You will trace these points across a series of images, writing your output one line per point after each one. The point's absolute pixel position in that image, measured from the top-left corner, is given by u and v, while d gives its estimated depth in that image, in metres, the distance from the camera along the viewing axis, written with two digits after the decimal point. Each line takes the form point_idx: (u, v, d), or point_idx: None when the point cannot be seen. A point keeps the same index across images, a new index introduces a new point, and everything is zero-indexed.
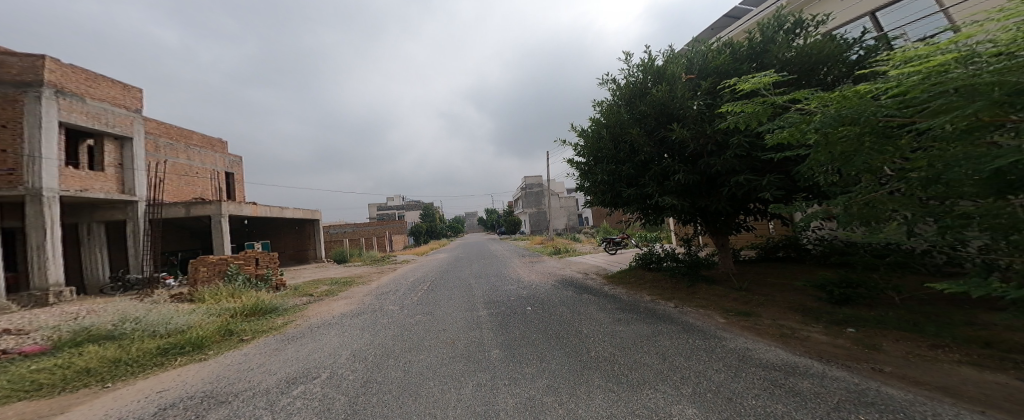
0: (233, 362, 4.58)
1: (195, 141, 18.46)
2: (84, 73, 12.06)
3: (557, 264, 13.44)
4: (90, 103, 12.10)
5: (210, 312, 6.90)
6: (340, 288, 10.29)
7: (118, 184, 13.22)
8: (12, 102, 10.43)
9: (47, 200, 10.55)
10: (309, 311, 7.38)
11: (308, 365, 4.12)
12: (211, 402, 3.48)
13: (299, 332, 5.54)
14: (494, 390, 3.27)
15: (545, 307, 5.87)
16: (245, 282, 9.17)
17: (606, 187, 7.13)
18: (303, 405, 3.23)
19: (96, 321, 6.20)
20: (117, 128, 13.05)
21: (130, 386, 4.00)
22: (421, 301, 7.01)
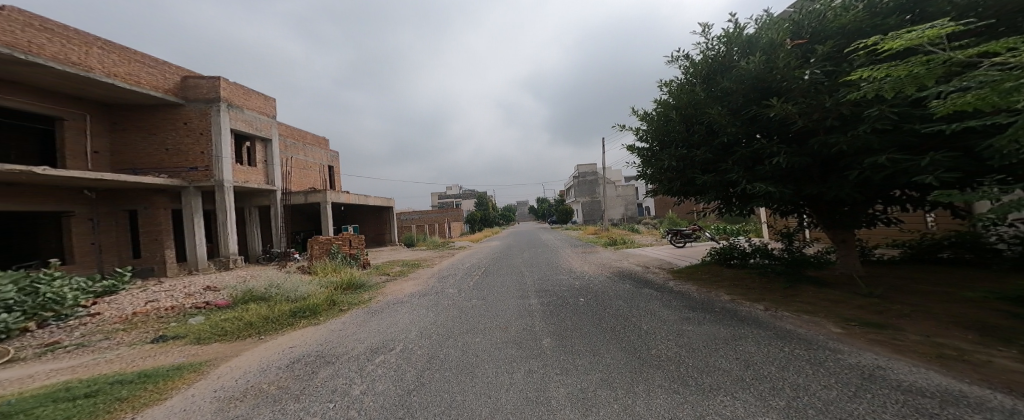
0: (334, 328, 5.50)
1: (308, 140, 21.97)
2: (242, 89, 15.29)
3: (614, 255, 12.63)
4: (246, 113, 15.42)
5: (322, 283, 8.36)
6: (409, 269, 11.46)
7: (265, 177, 16.67)
8: (205, 115, 13.85)
9: (226, 189, 13.88)
10: (387, 288, 8.42)
11: (387, 337, 4.73)
12: (323, 361, 4.24)
13: (380, 307, 6.36)
14: (545, 378, 3.33)
15: (598, 299, 5.67)
16: (342, 260, 10.82)
17: (674, 175, 6.46)
18: (384, 372, 3.74)
19: (257, 284, 8.03)
20: (263, 131, 16.39)
21: (271, 340, 5.09)
22: (473, 286, 7.35)
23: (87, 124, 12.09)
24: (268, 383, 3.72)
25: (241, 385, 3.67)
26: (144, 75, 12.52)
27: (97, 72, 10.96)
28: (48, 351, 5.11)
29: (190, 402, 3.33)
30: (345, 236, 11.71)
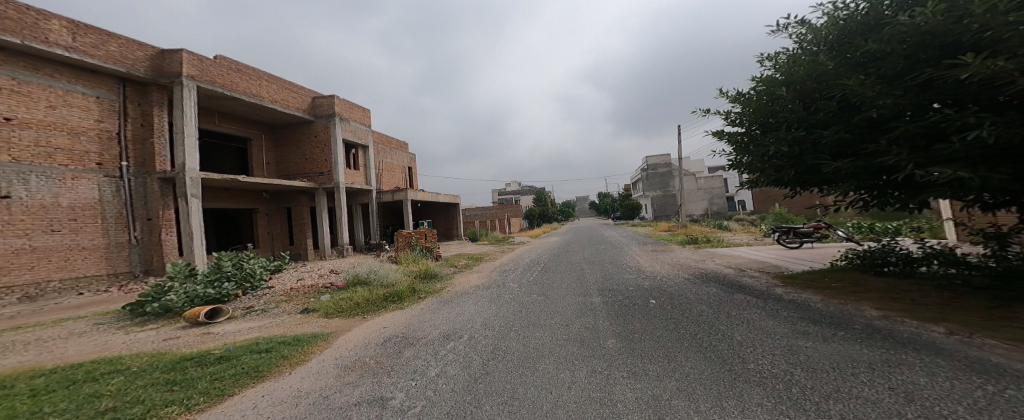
0: (415, 313, 5.96)
1: (395, 144, 24.37)
2: (347, 103, 17.96)
3: (700, 255, 11.20)
4: (352, 124, 18.18)
5: (406, 272, 9.22)
6: (475, 262, 11.91)
7: (364, 178, 19.11)
8: (326, 128, 17.13)
9: (341, 190, 16.85)
10: (457, 279, 8.90)
11: (455, 326, 4.96)
12: (406, 343, 4.69)
13: (451, 297, 6.67)
14: (610, 380, 3.07)
15: (673, 302, 5.08)
16: (419, 252, 11.65)
17: (785, 162, 5.35)
18: (453, 358, 3.94)
19: (362, 270, 9.26)
20: (362, 139, 18.89)
21: (367, 321, 5.93)
22: (537, 282, 7.23)
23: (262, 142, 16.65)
24: (370, 358, 4.38)
25: (353, 357, 4.47)
26: (290, 99, 16.10)
27: (265, 99, 14.83)
28: (244, 311, 7.30)
29: (311, 372, 4.10)
30: (421, 230, 12.69)
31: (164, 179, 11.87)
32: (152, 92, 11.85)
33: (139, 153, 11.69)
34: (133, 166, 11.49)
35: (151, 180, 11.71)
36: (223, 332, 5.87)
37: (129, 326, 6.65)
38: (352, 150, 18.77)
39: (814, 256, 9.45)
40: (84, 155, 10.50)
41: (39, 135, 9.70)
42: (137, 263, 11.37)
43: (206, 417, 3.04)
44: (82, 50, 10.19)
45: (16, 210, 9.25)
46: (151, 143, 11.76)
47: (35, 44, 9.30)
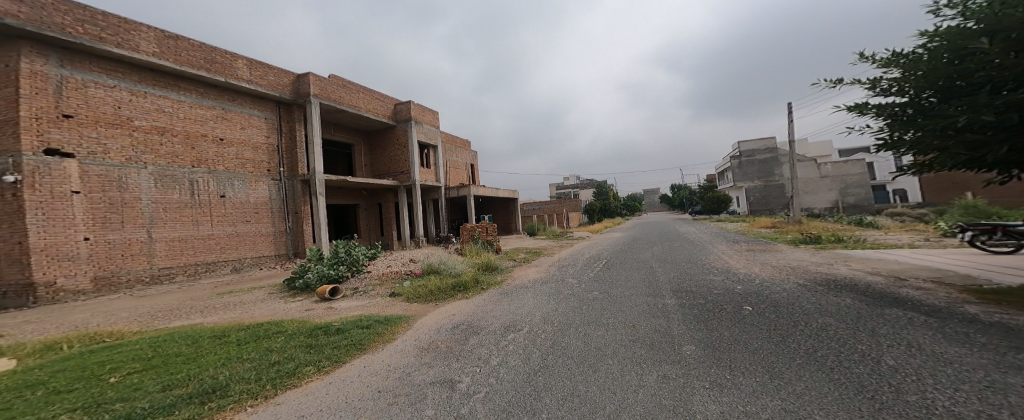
0: (479, 304, 6.13)
1: (460, 143, 25.45)
2: (420, 107, 19.41)
3: (805, 256, 9.45)
4: (425, 127, 19.60)
5: (470, 263, 9.57)
6: (533, 256, 11.89)
7: (434, 176, 20.28)
8: (405, 132, 18.68)
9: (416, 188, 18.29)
10: (516, 272, 8.98)
11: (516, 318, 4.99)
12: (470, 331, 4.87)
13: (514, 289, 6.75)
14: (684, 387, 2.72)
15: (768, 312, 4.37)
16: (481, 246, 12.03)
17: (988, 137, 3.69)
18: (513, 349, 3.96)
19: (433, 260, 9.89)
20: (432, 140, 20.12)
21: (440, 307, 6.35)
22: (608, 279, 6.88)
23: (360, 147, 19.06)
24: (442, 341, 4.67)
25: (428, 339, 4.83)
26: (378, 108, 18.06)
27: (361, 108, 17.18)
28: (352, 290, 8.65)
29: (395, 351, 4.56)
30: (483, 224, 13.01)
31: (305, 180, 15.12)
32: (295, 111, 15.11)
33: (289, 161, 15.03)
34: (287, 171, 14.87)
35: (297, 182, 15.02)
36: (341, 308, 7.10)
37: (288, 296, 8.73)
38: (425, 150, 20.16)
39: (1015, 264, 6.85)
40: (259, 163, 13.91)
41: (237, 150, 13.25)
42: (291, 247, 14.69)
43: (328, 378, 3.83)
44: (256, 82, 13.65)
45: (230, 206, 12.77)
46: (296, 152, 15.08)
47: (232, 80, 12.79)
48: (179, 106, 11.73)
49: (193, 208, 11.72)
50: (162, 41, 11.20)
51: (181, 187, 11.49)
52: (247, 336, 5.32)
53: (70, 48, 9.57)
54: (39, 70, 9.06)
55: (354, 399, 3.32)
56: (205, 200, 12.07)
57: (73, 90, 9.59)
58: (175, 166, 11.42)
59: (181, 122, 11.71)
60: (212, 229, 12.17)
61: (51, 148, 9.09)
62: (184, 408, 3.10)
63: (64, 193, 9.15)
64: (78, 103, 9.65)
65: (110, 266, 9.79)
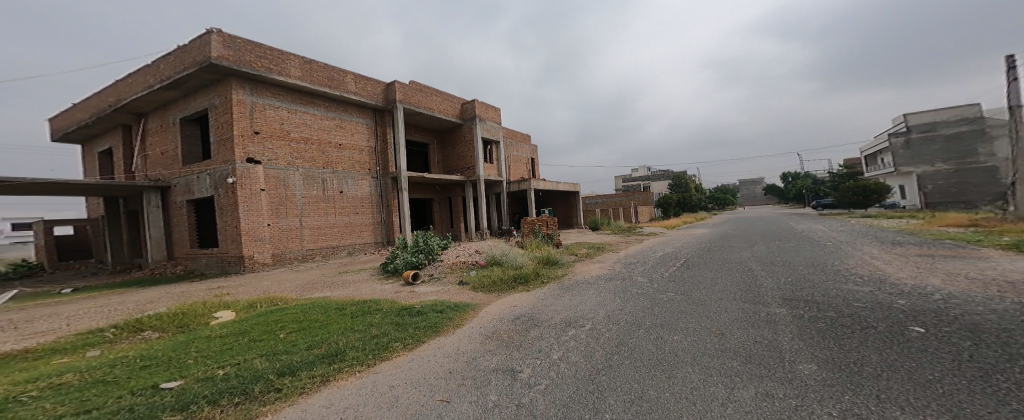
0: (539, 297, 6.09)
1: (520, 136, 25.55)
2: (484, 104, 19.92)
3: (953, 260, 7.48)
4: (488, 123, 20.05)
5: (530, 257, 9.58)
6: (597, 251, 11.52)
7: (496, 170, 20.67)
8: (471, 129, 19.33)
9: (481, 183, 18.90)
10: (577, 268, 8.79)
11: (577, 314, 4.86)
12: (532, 324, 4.83)
13: (592, 284, 6.45)
14: (792, 407, 2.19)
15: (939, 332, 3.29)
16: (541, 239, 11.97)
17: None
18: (574, 346, 3.83)
19: (495, 253, 10.14)
20: (494, 135, 20.47)
21: (505, 297, 6.47)
22: (708, 284, 5.99)
23: (432, 146, 20.20)
24: (506, 331, 4.74)
25: (492, 327, 4.94)
26: (448, 108, 18.99)
27: (434, 109, 18.26)
28: (429, 276, 9.37)
29: (463, 336, 4.78)
30: (544, 218, 12.86)
31: (394, 177, 16.76)
32: (386, 116, 16.84)
33: (383, 160, 16.89)
34: (382, 169, 16.76)
35: (387, 179, 16.73)
36: (421, 292, 7.73)
37: (381, 278, 9.96)
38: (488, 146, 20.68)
39: None
40: (361, 162, 16.01)
41: (349, 153, 15.58)
42: (383, 236, 16.51)
43: (410, 355, 4.26)
44: (360, 92, 15.71)
45: (348, 200, 15.29)
46: (387, 152, 16.85)
47: (344, 93, 14.98)
48: (316, 119, 14.59)
49: (325, 201, 14.44)
50: (305, 67, 13.96)
51: (319, 184, 14.33)
52: (351, 310, 6.29)
53: (256, 80, 12.78)
54: (242, 100, 12.43)
55: (427, 379, 3.58)
56: (327, 195, 14.56)
57: (257, 112, 12.86)
58: (313, 168, 14.26)
59: (315, 132, 14.48)
60: (335, 219, 14.73)
61: (253, 157, 12.54)
62: (322, 364, 3.95)
63: (257, 190, 12.44)
64: (260, 121, 12.89)
65: (279, 246, 12.87)
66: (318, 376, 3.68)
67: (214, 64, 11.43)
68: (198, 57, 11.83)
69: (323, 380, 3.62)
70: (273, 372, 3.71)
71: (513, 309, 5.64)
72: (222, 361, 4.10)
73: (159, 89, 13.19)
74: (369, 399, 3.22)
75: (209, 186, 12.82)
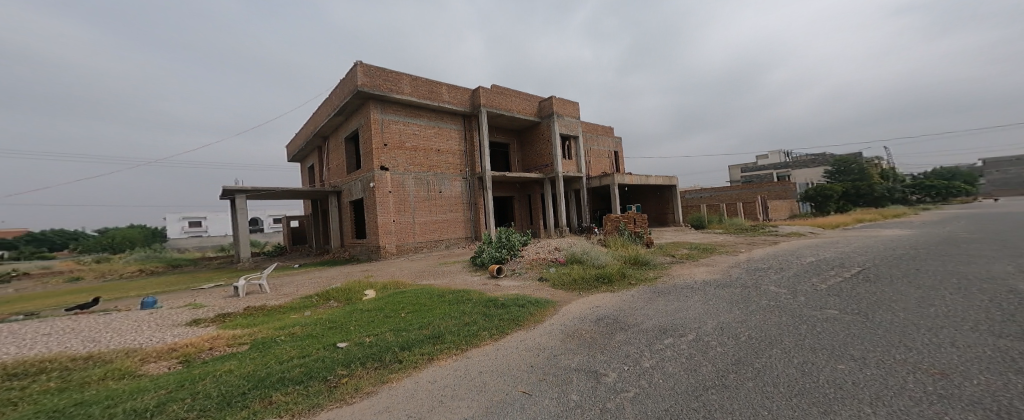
0: (627, 299, 5.70)
1: (602, 130, 24.50)
2: (562, 100, 19.60)
3: None
4: (566, 119, 19.70)
5: (614, 256, 9.10)
6: (700, 253, 10.31)
7: (575, 166, 20.18)
8: (549, 126, 19.26)
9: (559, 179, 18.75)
10: (674, 270, 8.01)
11: (674, 321, 4.40)
12: (617, 328, 4.52)
13: (723, 294, 5.41)
14: None
15: None
16: (628, 237, 11.29)
17: None
18: (673, 356, 3.44)
19: (576, 250, 9.93)
20: (572, 130, 19.98)
21: (586, 296, 6.28)
22: (932, 310, 4.15)
23: (511, 145, 20.76)
24: (585, 330, 4.60)
25: (573, 326, 4.80)
26: (526, 107, 19.25)
27: (512, 110, 18.58)
28: (511, 270, 9.60)
29: (544, 331, 4.73)
30: (629, 214, 12.04)
31: (481, 177, 17.56)
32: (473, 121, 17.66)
33: (474, 163, 17.75)
34: (472, 171, 17.63)
35: (474, 179, 17.56)
36: (505, 286, 7.94)
37: (469, 271, 10.58)
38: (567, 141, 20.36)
39: None
40: (455, 164, 17.20)
41: (449, 159, 16.95)
42: (472, 231, 17.45)
43: (496, 344, 4.40)
44: (457, 102, 16.96)
45: (447, 199, 16.68)
46: (474, 155, 17.70)
47: (443, 104, 16.32)
48: (427, 131, 16.38)
49: (428, 200, 16.05)
50: (416, 83, 15.66)
51: (426, 185, 16.02)
52: (448, 298, 6.81)
53: (384, 99, 14.99)
54: (375, 118, 14.79)
55: (511, 368, 3.63)
56: (430, 195, 16.13)
57: (387, 126, 15.17)
58: (426, 172, 16.13)
59: (429, 141, 16.37)
60: (436, 215, 16.21)
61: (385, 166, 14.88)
62: (430, 343, 4.41)
63: (386, 192, 14.79)
64: (389, 134, 15.18)
65: (399, 239, 14.97)
66: (424, 353, 4.14)
67: (360, 91, 13.95)
68: (351, 87, 14.63)
69: (428, 358, 4.04)
70: (397, 345, 4.36)
71: (637, 295, 5.86)
72: (347, 337, 4.79)
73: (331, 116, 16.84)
74: (459, 381, 3.44)
75: (361, 189, 15.90)
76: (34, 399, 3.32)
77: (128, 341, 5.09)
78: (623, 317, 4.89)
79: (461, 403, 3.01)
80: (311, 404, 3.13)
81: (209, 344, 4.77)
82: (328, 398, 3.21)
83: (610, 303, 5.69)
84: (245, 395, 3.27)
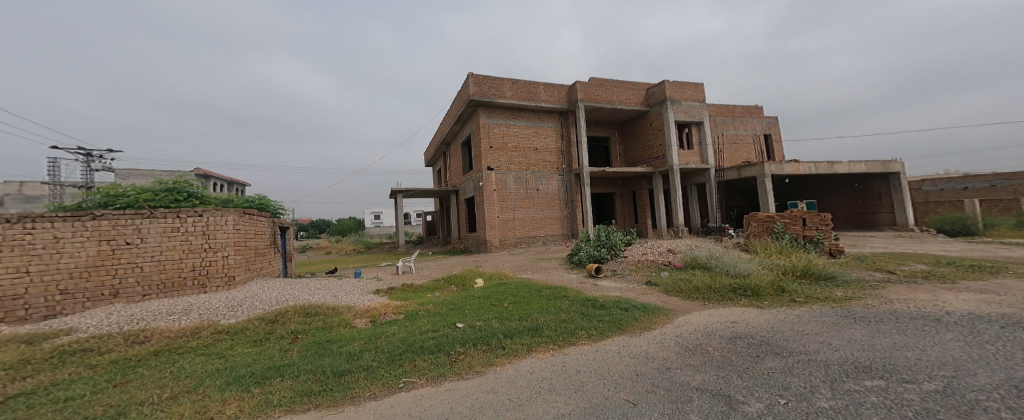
0: (787, 319, 4.37)
1: (739, 112, 20.79)
2: (678, 84, 17.46)
3: None
4: (683, 103, 17.42)
5: (765, 265, 7.13)
6: (948, 273, 6.70)
7: (700, 156, 17.77)
8: (659, 114, 17.43)
9: (675, 172, 16.73)
10: (889, 291, 5.45)
11: (868, 357, 3.06)
12: (768, 351, 3.58)
13: (979, 331, 3.54)
14: None
15: None
16: (792, 241, 8.80)
17: None
18: (876, 406, 2.36)
19: (701, 253, 8.57)
20: (696, 116, 17.65)
21: (711, 308, 5.26)
22: None
23: (612, 138, 19.73)
24: (713, 347, 3.85)
25: (693, 340, 4.09)
26: (632, 97, 17.83)
27: (616, 101, 17.51)
28: (611, 272, 8.94)
29: (653, 341, 4.14)
30: (795, 213, 9.38)
31: (579, 174, 16.91)
32: (569, 116, 17.14)
33: (569, 158, 17.14)
34: (569, 168, 17.09)
35: (570, 176, 17.00)
36: (604, 287, 7.39)
37: (566, 268, 10.32)
38: (684, 129, 18.14)
39: None
40: (553, 162, 17.01)
41: (547, 156, 16.93)
42: (569, 229, 16.92)
43: (595, 345, 4.01)
44: (551, 100, 16.66)
45: (546, 198, 16.67)
46: (569, 151, 17.15)
47: (537, 103, 16.23)
48: (530, 130, 16.70)
49: (531, 197, 16.40)
50: (516, 86, 16.00)
51: (525, 183, 16.29)
52: (544, 293, 6.65)
53: (490, 104, 15.80)
54: (482, 123, 15.77)
55: (612, 373, 3.24)
56: (529, 192, 16.36)
57: (495, 128, 16.02)
58: (530, 170, 16.52)
59: (532, 139, 16.69)
60: (537, 212, 16.39)
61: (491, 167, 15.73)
62: (527, 335, 4.31)
63: (489, 190, 15.57)
64: (496, 137, 15.97)
65: (509, 234, 15.81)
66: (523, 344, 4.03)
67: (471, 99, 15.09)
68: (464, 97, 15.98)
69: (527, 349, 3.92)
70: (500, 332, 4.35)
71: (822, 314, 4.37)
72: (462, 319, 5.07)
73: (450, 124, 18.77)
74: (556, 376, 3.21)
75: (473, 189, 17.26)
76: (314, 332, 4.81)
77: (351, 299, 6.65)
78: (799, 325, 4.08)
79: (558, 398, 2.80)
80: (437, 373, 3.34)
81: (386, 309, 5.79)
82: (450, 370, 3.39)
83: (798, 308, 4.71)
84: (400, 356, 3.71)
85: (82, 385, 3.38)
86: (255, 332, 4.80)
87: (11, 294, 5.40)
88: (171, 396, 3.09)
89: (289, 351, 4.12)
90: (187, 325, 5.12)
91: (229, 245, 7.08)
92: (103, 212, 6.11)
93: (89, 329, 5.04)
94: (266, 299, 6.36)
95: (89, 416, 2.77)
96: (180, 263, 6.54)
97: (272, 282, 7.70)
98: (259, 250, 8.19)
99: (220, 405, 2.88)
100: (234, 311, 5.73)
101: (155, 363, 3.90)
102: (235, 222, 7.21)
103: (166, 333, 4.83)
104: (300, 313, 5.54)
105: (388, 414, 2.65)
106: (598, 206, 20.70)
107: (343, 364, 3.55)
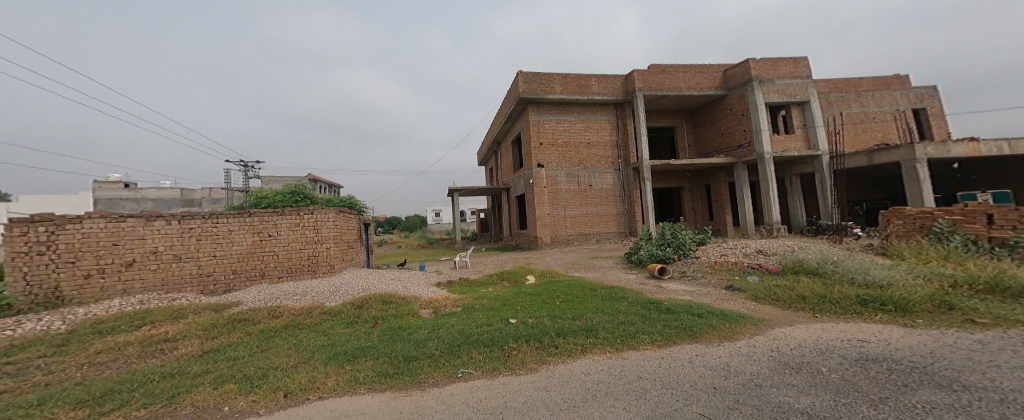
0: (960, 344, 3.37)
1: (865, 86, 17.35)
2: (769, 62, 15.24)
3: None
4: (777, 82, 15.14)
5: (915, 273, 5.74)
6: None
7: (805, 142, 15.33)
8: (742, 97, 15.44)
9: (767, 161, 14.62)
10: None
11: None
12: (925, 381, 2.74)
13: None
14: None
15: None
16: (964, 244, 7.03)
17: None
18: None
19: (808, 256, 7.30)
20: (798, 95, 15.23)
21: (825, 323, 4.34)
22: None
23: (680, 128, 18.07)
24: (828, 367, 3.10)
25: (797, 356, 3.36)
26: (704, 81, 16.06)
27: (683, 88, 15.92)
28: (679, 273, 8.11)
29: (740, 353, 3.53)
30: (974, 208, 7.49)
31: (637, 168, 15.77)
32: (626, 107, 16.08)
33: (626, 153, 16.14)
34: (625, 162, 16.10)
35: (629, 171, 15.93)
36: (672, 289, 6.73)
37: (624, 268, 9.62)
38: (779, 112, 15.84)
39: None
40: (607, 156, 16.09)
41: (601, 150, 16.06)
42: (627, 227, 15.87)
43: (660, 352, 3.56)
44: (605, 92, 15.77)
45: (607, 194, 15.90)
46: (626, 144, 16.15)
47: (592, 96, 15.48)
48: (583, 124, 16.01)
49: (594, 193, 15.80)
50: (567, 81, 15.46)
51: (578, 179, 15.68)
52: (602, 293, 6.22)
53: (541, 101, 15.53)
54: (533, 120, 15.50)
55: (684, 384, 2.80)
56: (581, 189, 15.71)
57: (543, 127, 15.67)
58: (590, 165, 15.90)
59: (586, 133, 15.98)
60: (599, 209, 15.73)
61: (542, 163, 15.48)
62: (584, 335, 4.00)
63: (542, 187, 15.33)
64: (546, 134, 15.65)
65: (572, 230, 15.45)
66: (579, 344, 3.75)
67: (522, 97, 15.01)
68: (514, 96, 15.94)
69: (583, 350, 3.62)
70: (554, 330, 4.13)
71: (1019, 341, 3.34)
72: (515, 315, 4.94)
73: (501, 124, 18.94)
74: (615, 381, 2.88)
75: (524, 186, 17.05)
76: (390, 318, 5.09)
77: (420, 290, 6.96)
78: (981, 354, 3.12)
79: (617, 403, 2.50)
80: (493, 366, 3.25)
81: (446, 301, 5.94)
82: (505, 364, 3.28)
83: (979, 331, 3.67)
84: (459, 347, 3.72)
85: (240, 348, 4.01)
86: (348, 315, 5.26)
87: (206, 272, 6.86)
88: (292, 364, 3.47)
89: (370, 334, 4.39)
90: (304, 305, 5.83)
91: (331, 238, 7.91)
92: (254, 210, 7.30)
93: (248, 303, 6.06)
94: (356, 287, 6.92)
95: (245, 375, 3.24)
96: (300, 252, 7.52)
97: (362, 271, 8.52)
98: (350, 243, 9.04)
99: (324, 377, 3.13)
100: (335, 295, 6.40)
101: (286, 335, 4.47)
102: (335, 218, 8.02)
103: (293, 311, 5.53)
104: (381, 301, 5.93)
105: (449, 402, 2.61)
106: (666, 203, 19.19)
107: (412, 351, 3.65)
